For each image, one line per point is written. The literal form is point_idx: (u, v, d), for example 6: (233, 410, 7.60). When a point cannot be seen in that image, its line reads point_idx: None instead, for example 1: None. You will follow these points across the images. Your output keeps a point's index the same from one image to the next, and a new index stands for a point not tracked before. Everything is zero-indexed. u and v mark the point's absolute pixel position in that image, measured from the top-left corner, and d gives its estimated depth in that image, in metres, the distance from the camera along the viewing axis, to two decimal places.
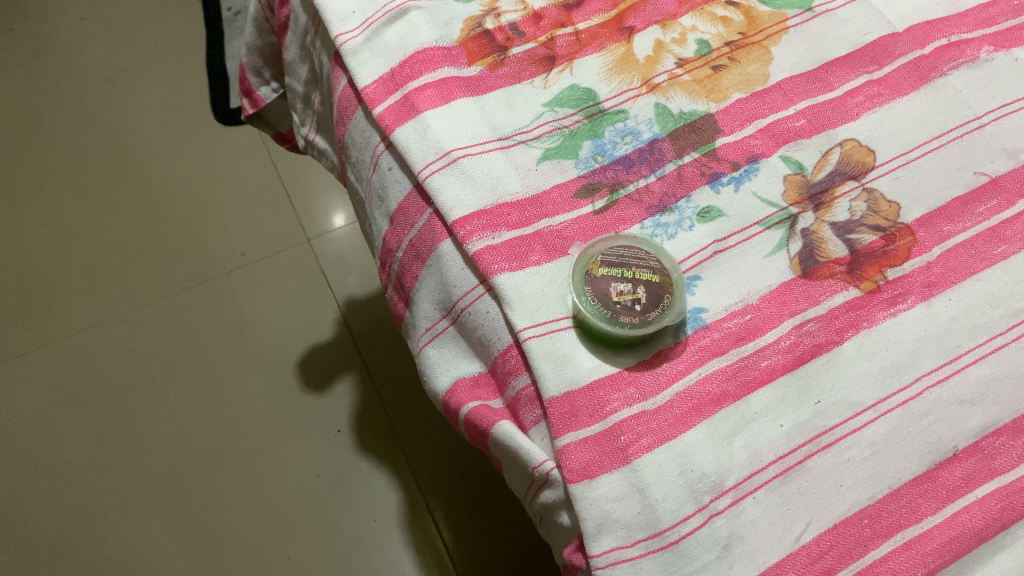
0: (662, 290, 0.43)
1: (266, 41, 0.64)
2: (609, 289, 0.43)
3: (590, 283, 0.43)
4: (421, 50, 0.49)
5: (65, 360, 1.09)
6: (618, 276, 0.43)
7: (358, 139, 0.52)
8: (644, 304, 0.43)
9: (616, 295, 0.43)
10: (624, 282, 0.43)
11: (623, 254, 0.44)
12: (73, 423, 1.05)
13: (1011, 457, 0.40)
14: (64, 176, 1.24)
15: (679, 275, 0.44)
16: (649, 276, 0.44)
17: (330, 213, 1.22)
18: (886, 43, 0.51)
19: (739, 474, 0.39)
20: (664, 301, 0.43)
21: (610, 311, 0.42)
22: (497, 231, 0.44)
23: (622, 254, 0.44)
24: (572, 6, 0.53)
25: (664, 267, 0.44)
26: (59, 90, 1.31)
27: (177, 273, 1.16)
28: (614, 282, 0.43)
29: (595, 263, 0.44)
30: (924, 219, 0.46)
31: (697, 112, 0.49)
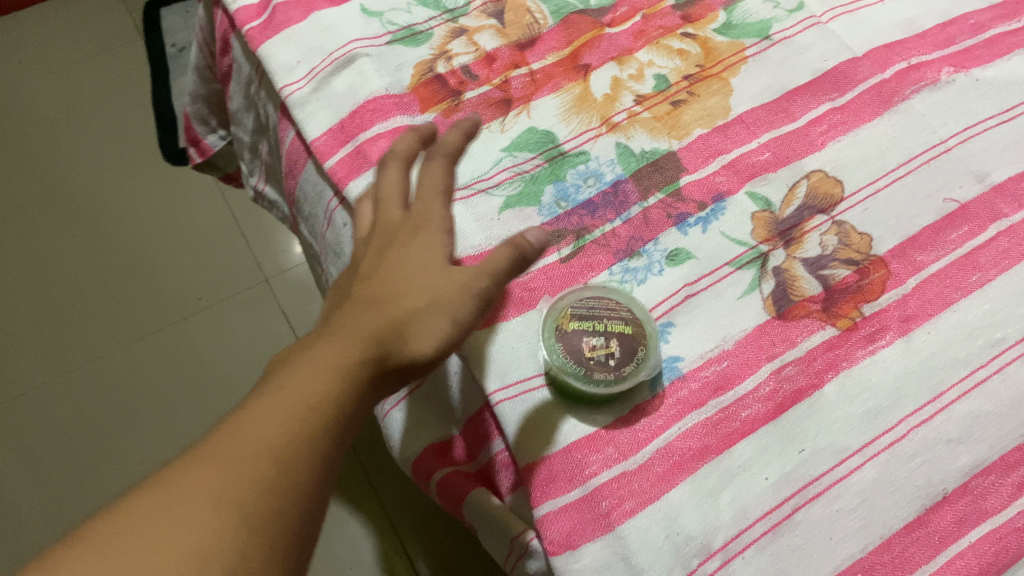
0: (636, 342, 0.42)
1: (209, 88, 0.62)
2: (580, 345, 0.42)
3: (560, 339, 0.42)
4: (370, 98, 0.47)
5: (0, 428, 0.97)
6: (589, 330, 0.42)
7: (309, 193, 0.50)
8: (618, 358, 0.41)
9: (588, 351, 0.41)
10: (596, 336, 0.42)
11: (593, 305, 0.43)
12: (14, 499, 0.93)
13: (1003, 496, 0.39)
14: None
15: (652, 326, 0.42)
16: (621, 327, 0.42)
17: (286, 249, 1.12)
18: (846, 69, 0.50)
19: (727, 533, 0.37)
20: (639, 353, 0.41)
21: (583, 368, 0.41)
22: None
23: (592, 305, 0.43)
24: (525, 45, 0.51)
25: (637, 317, 0.42)
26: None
27: (128, 321, 1.06)
28: (585, 337, 0.42)
29: (564, 316, 0.42)
30: (896, 249, 0.45)
31: (659, 150, 0.48)
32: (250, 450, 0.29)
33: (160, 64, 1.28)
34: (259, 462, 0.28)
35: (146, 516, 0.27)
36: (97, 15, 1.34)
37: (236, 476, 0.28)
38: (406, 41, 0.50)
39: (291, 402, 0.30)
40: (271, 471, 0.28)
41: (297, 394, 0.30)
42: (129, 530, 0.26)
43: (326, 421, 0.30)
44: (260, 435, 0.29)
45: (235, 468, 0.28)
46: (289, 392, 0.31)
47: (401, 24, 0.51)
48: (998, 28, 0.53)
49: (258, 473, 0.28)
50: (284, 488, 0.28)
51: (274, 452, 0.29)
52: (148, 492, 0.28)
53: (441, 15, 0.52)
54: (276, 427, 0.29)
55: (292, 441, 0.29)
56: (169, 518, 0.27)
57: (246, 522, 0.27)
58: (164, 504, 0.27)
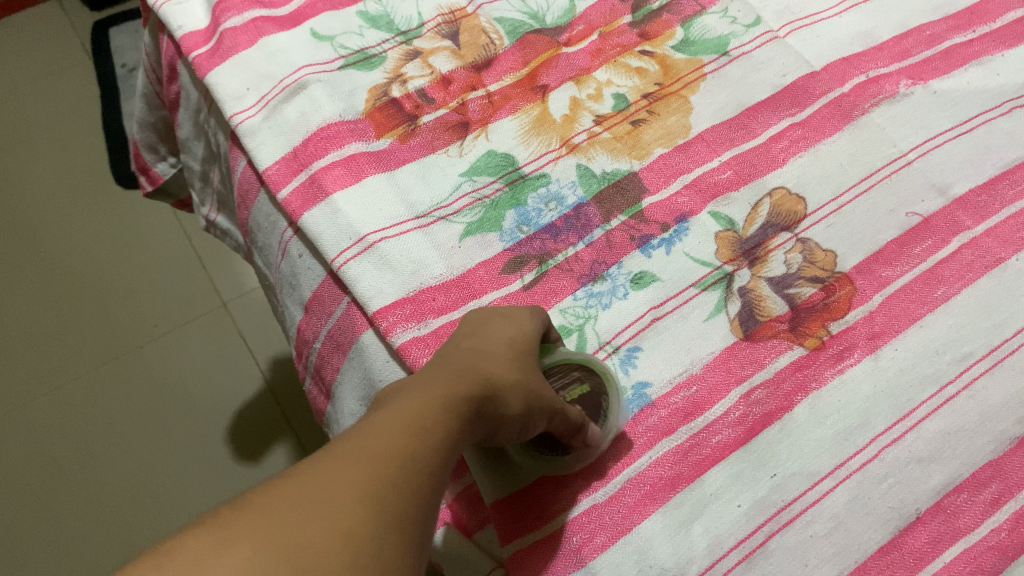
0: (597, 397, 0.41)
1: (157, 115, 0.60)
2: None
3: None
4: (324, 126, 0.46)
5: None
6: None
7: (263, 224, 0.48)
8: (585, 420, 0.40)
9: None
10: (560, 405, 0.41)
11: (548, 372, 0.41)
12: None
13: (975, 514, 0.38)
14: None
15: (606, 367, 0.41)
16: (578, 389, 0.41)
17: (244, 272, 1.10)
18: (805, 84, 0.50)
19: (701, 564, 0.37)
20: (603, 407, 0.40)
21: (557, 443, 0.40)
22: (423, 320, 0.41)
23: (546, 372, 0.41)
24: (481, 66, 0.50)
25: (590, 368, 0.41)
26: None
27: (83, 352, 1.03)
28: None
29: None
30: (861, 265, 0.44)
31: (620, 171, 0.47)
32: (391, 478, 0.27)
33: (110, 85, 1.26)
34: (390, 488, 0.27)
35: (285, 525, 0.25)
36: (43, 38, 1.31)
37: (373, 503, 0.26)
38: (359, 65, 0.49)
39: (406, 431, 0.29)
40: (404, 504, 0.27)
41: (417, 431, 0.30)
42: (265, 524, 0.24)
43: (434, 436, 0.30)
44: (385, 444, 0.28)
45: (377, 490, 0.27)
46: (411, 423, 0.30)
47: (353, 48, 0.50)
48: (954, 39, 0.53)
49: (398, 501, 0.27)
50: (416, 520, 0.27)
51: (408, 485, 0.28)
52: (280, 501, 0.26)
53: (394, 38, 0.51)
54: (402, 461, 0.28)
55: (418, 475, 0.28)
56: (312, 517, 0.25)
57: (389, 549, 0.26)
58: (308, 520, 0.25)
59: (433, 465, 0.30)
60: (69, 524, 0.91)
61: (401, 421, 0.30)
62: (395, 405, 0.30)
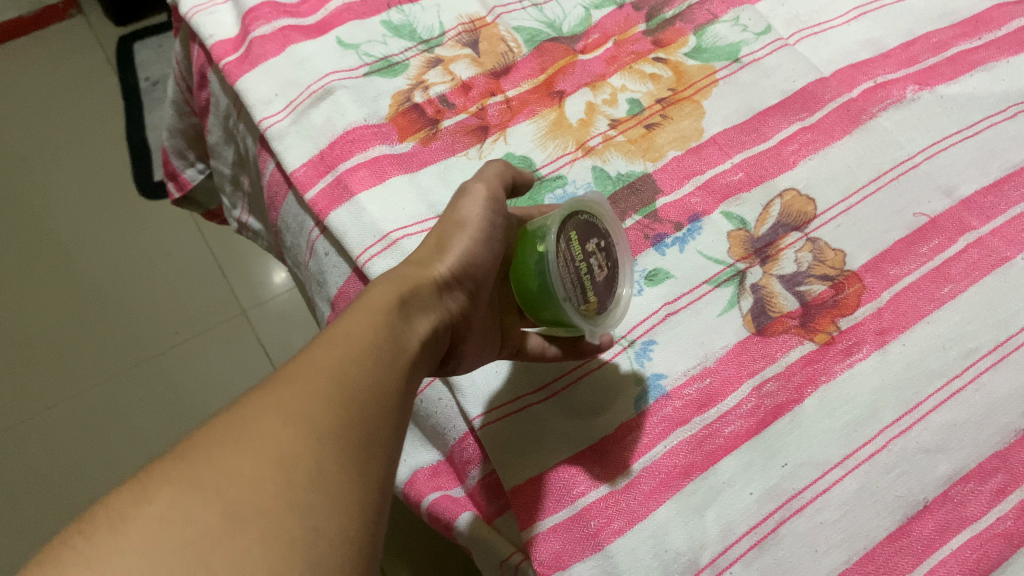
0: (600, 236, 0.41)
1: (187, 122, 0.62)
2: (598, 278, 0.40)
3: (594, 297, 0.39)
4: (349, 130, 0.48)
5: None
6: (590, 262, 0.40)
7: (291, 224, 0.50)
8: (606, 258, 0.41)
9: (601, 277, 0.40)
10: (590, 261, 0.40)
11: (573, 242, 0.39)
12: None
13: (982, 503, 0.39)
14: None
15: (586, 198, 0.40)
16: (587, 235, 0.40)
17: (264, 281, 1.12)
18: (815, 89, 0.52)
19: (713, 550, 0.38)
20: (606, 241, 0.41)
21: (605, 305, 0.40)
22: None
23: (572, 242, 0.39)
24: (500, 73, 0.52)
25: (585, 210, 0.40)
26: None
27: (105, 357, 1.04)
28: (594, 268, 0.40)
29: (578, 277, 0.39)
30: (870, 264, 0.46)
31: (635, 173, 0.49)
32: (318, 427, 0.29)
33: (135, 99, 1.29)
34: (314, 438, 0.28)
35: (208, 480, 0.26)
36: (70, 52, 1.35)
37: (295, 455, 0.28)
38: (383, 72, 0.51)
39: (338, 376, 0.31)
40: (332, 452, 0.28)
41: (350, 377, 0.31)
42: (200, 477, 0.27)
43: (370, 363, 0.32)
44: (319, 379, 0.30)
45: (300, 440, 0.28)
46: (343, 369, 0.31)
47: (377, 56, 0.52)
48: (960, 46, 0.54)
49: (325, 451, 0.28)
50: (347, 466, 0.29)
51: (336, 434, 0.29)
52: (205, 457, 0.27)
53: (417, 46, 0.53)
54: (331, 408, 0.30)
55: (349, 422, 0.30)
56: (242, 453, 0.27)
57: (313, 496, 0.27)
58: (231, 475, 0.27)
59: (371, 410, 0.31)
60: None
61: (332, 366, 0.31)
62: (327, 347, 0.32)
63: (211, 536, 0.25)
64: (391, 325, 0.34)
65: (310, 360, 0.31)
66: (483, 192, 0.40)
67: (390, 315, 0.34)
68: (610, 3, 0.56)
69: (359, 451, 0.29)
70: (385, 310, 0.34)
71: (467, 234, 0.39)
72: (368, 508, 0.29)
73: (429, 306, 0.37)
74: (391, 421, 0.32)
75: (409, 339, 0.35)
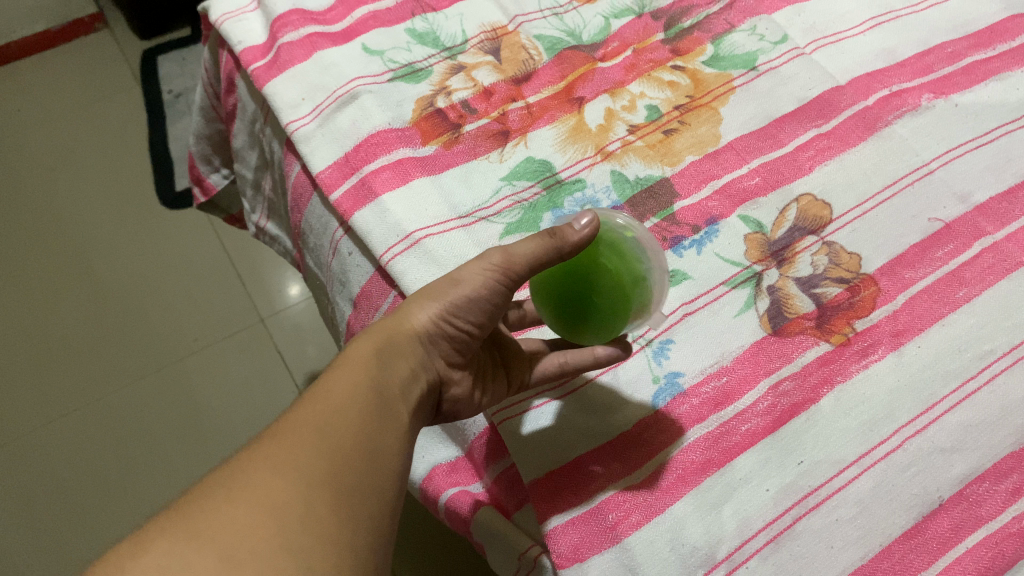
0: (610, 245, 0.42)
1: (213, 128, 0.64)
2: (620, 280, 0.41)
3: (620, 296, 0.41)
4: (374, 133, 0.49)
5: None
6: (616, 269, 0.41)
7: (315, 225, 0.51)
8: None
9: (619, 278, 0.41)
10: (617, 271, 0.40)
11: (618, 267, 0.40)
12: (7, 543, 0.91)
13: (996, 503, 0.40)
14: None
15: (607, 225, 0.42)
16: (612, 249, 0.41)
17: (282, 290, 1.13)
18: (831, 97, 0.53)
19: (730, 544, 0.38)
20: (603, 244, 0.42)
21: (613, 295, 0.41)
22: None
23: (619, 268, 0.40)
24: (521, 79, 0.53)
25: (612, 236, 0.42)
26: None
27: (124, 364, 1.05)
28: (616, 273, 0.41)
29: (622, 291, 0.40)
30: (885, 267, 0.46)
31: (653, 177, 0.50)
32: (307, 475, 0.32)
33: (157, 110, 1.31)
34: (305, 486, 0.31)
35: (204, 531, 0.29)
36: (96, 65, 1.37)
37: (287, 502, 0.31)
38: (406, 78, 0.52)
39: (324, 428, 0.34)
40: (320, 497, 0.31)
41: (336, 427, 0.34)
42: (199, 525, 0.29)
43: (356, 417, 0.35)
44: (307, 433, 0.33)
45: (291, 488, 0.31)
46: (329, 420, 0.34)
47: (402, 62, 0.53)
48: (974, 56, 0.55)
49: (313, 497, 0.31)
50: (336, 511, 0.32)
51: (324, 481, 0.32)
52: (199, 509, 0.30)
53: (440, 53, 0.54)
54: (319, 459, 0.33)
55: (336, 469, 0.33)
56: (237, 503, 0.30)
57: (305, 540, 0.30)
58: (228, 524, 0.29)
59: (357, 457, 0.34)
60: (108, 528, 0.93)
61: (318, 419, 0.34)
62: (312, 404, 0.35)
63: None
64: (375, 377, 0.37)
65: (297, 415, 0.34)
66: (493, 260, 0.39)
67: (371, 369, 0.37)
68: (629, 13, 0.57)
69: (348, 496, 0.32)
70: (364, 366, 0.37)
71: (457, 292, 0.39)
72: (357, 549, 0.32)
73: (408, 358, 0.39)
74: (378, 465, 0.35)
75: (389, 390, 0.37)
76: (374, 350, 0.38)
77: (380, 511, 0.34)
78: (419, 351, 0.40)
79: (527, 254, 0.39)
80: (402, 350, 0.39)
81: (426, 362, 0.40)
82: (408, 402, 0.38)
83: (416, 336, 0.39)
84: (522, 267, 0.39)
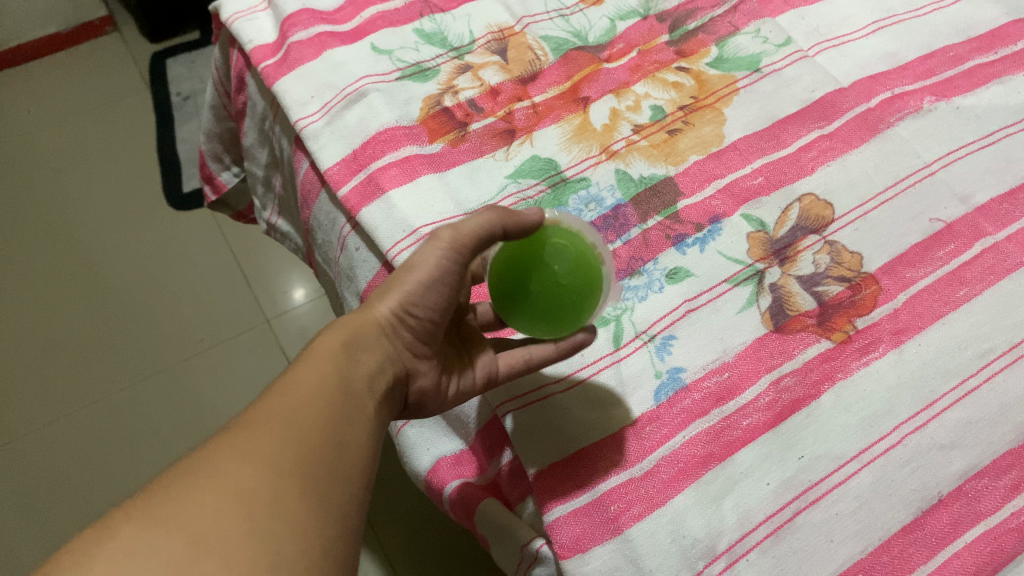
0: None
1: (223, 126, 0.65)
2: None
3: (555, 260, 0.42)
4: (382, 130, 0.50)
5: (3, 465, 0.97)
6: None
7: (323, 222, 0.52)
8: None
9: None
10: None
11: None
12: (11, 539, 0.92)
13: (995, 499, 0.40)
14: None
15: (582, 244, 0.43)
16: None
17: (287, 290, 1.14)
18: (833, 99, 0.53)
19: (731, 537, 0.38)
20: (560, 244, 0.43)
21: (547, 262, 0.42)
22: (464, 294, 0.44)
23: None
24: (527, 79, 0.54)
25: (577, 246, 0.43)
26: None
27: (130, 363, 1.06)
28: None
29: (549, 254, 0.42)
30: (886, 267, 0.47)
31: (657, 176, 0.50)
32: (275, 464, 0.32)
33: (166, 112, 1.32)
34: (271, 474, 0.31)
35: (170, 518, 0.29)
36: (107, 68, 1.39)
37: (255, 488, 0.31)
38: (414, 77, 0.53)
39: (290, 420, 0.34)
40: (288, 485, 0.31)
41: (302, 420, 0.34)
42: (161, 513, 0.29)
43: (321, 409, 0.35)
44: (272, 424, 0.34)
45: (259, 477, 0.31)
46: (294, 413, 0.34)
47: (410, 61, 0.54)
48: (976, 60, 0.56)
49: (282, 485, 0.31)
50: (306, 500, 0.32)
51: (290, 470, 0.32)
52: (165, 497, 0.30)
53: (447, 53, 0.55)
54: (284, 449, 0.33)
55: (304, 460, 0.33)
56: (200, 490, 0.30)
57: (273, 525, 0.30)
58: (191, 510, 0.29)
59: (325, 450, 0.34)
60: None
61: (283, 411, 0.34)
62: (277, 398, 0.35)
63: (175, 566, 0.27)
64: (339, 369, 0.38)
65: (264, 408, 0.34)
66: (442, 238, 0.41)
67: (336, 362, 0.38)
68: (634, 15, 0.58)
69: (315, 484, 0.32)
70: (327, 356, 0.38)
71: (415, 277, 0.41)
72: (328, 538, 0.32)
73: (373, 350, 0.40)
74: (345, 459, 0.35)
75: (355, 379, 0.38)
76: (340, 344, 0.39)
77: (350, 504, 0.34)
78: (384, 343, 0.41)
79: (474, 228, 0.40)
80: (367, 341, 0.40)
81: (392, 354, 0.41)
82: (373, 392, 0.39)
83: (379, 329, 0.41)
84: (472, 241, 0.41)
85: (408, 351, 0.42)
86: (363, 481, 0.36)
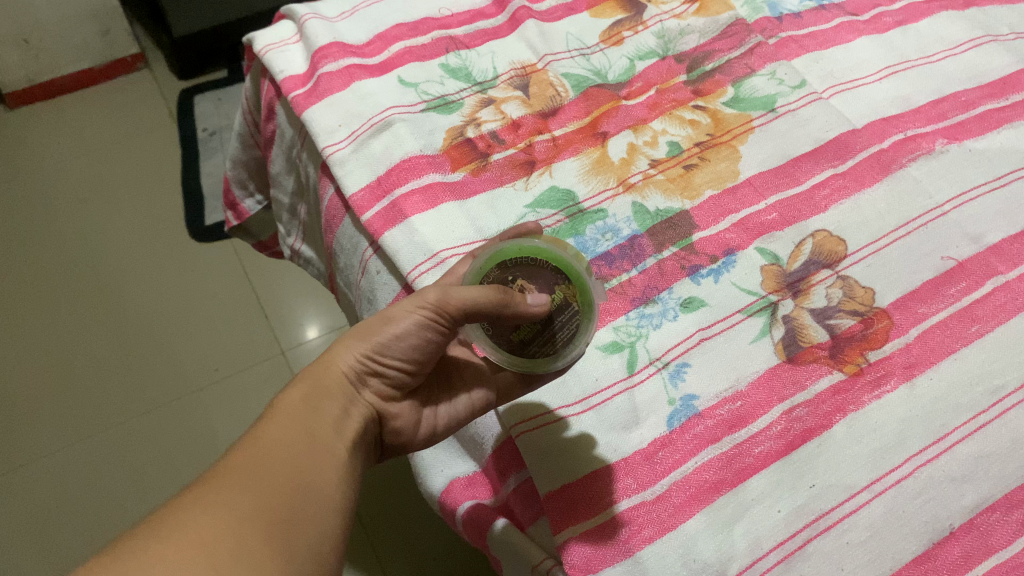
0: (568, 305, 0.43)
1: (250, 155, 0.67)
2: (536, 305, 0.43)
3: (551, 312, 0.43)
4: (406, 158, 0.51)
5: (16, 488, 0.97)
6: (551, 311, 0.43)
7: (345, 245, 0.53)
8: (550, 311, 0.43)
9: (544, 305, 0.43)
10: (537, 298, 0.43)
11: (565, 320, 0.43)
12: (18, 565, 0.91)
13: (1006, 533, 0.40)
14: (23, 295, 1.16)
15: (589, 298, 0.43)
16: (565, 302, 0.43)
17: (303, 324, 1.15)
18: (847, 139, 0.54)
19: (741, 563, 0.38)
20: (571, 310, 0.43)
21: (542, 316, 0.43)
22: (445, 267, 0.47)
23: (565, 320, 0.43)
24: (548, 114, 0.56)
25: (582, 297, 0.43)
26: (23, 206, 1.26)
27: (145, 391, 1.07)
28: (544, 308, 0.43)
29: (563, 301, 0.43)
30: (898, 302, 0.47)
31: (673, 209, 0.51)
32: (239, 511, 0.33)
33: (192, 147, 1.35)
34: (234, 520, 0.33)
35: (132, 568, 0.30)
36: (137, 104, 1.43)
37: (216, 535, 0.32)
38: (439, 109, 0.55)
39: (254, 470, 0.35)
40: (250, 530, 0.33)
41: (267, 470, 0.35)
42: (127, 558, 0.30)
43: (287, 456, 0.36)
44: (236, 474, 0.35)
45: (223, 525, 0.32)
46: (260, 462, 0.36)
47: (435, 94, 0.56)
48: (987, 105, 0.57)
49: (245, 531, 0.32)
50: (269, 544, 0.33)
51: (255, 516, 0.33)
52: (126, 548, 0.31)
53: (471, 87, 0.57)
54: (248, 496, 0.34)
55: (268, 506, 0.34)
56: (164, 539, 0.31)
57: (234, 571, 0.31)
58: (157, 558, 0.30)
59: (293, 496, 0.35)
60: None
61: (250, 461, 0.36)
62: (243, 449, 0.36)
63: None
64: (303, 419, 0.39)
65: (231, 460, 0.36)
66: (427, 298, 0.41)
67: (299, 414, 0.39)
68: (653, 55, 0.60)
69: (280, 528, 0.34)
70: (293, 409, 0.39)
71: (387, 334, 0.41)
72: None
73: (336, 396, 0.41)
74: (313, 504, 0.36)
75: (321, 427, 0.39)
76: (301, 397, 0.40)
77: (319, 545, 0.35)
78: (350, 392, 0.42)
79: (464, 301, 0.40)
80: (330, 390, 0.41)
81: (363, 402, 0.42)
82: (343, 438, 0.40)
83: (347, 379, 0.42)
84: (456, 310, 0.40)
85: (379, 396, 0.43)
86: (334, 517, 0.36)
